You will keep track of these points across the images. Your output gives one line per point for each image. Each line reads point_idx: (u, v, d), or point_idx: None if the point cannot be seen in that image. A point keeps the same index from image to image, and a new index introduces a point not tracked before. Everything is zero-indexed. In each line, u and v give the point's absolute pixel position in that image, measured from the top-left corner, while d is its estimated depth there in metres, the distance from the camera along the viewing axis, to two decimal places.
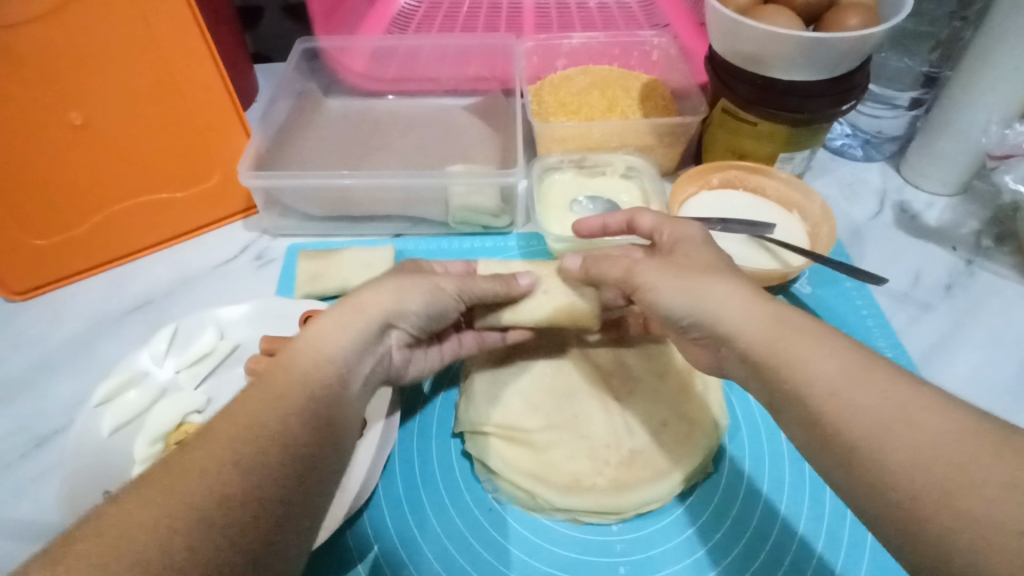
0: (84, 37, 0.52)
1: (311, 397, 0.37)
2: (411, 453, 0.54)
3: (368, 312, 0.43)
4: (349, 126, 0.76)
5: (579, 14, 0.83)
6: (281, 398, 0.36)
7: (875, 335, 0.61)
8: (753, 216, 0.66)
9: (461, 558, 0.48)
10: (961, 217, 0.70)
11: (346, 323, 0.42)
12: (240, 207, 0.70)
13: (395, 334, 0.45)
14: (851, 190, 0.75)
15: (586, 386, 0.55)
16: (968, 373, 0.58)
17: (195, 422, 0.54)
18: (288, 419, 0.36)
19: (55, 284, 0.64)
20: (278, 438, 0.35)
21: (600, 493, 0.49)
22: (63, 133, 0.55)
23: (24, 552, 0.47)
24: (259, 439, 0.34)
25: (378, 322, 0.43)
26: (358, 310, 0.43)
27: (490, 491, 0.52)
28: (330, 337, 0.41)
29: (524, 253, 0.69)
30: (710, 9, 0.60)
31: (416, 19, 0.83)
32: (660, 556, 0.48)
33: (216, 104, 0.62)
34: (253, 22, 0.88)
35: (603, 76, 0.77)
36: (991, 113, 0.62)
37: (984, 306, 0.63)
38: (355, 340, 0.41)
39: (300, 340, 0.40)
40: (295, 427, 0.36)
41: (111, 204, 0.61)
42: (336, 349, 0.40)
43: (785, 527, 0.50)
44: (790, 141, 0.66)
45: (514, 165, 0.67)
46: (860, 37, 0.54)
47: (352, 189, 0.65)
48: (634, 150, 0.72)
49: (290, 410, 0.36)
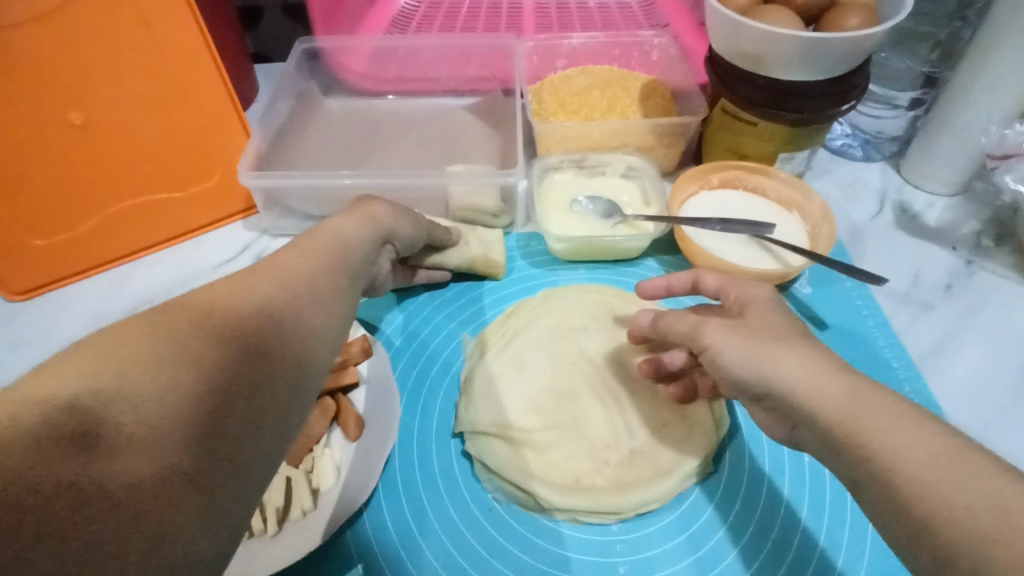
0: (83, 37, 0.52)
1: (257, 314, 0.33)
2: (411, 455, 0.54)
3: (377, 218, 0.48)
4: (348, 127, 0.77)
5: (579, 14, 0.83)
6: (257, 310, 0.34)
7: (875, 337, 0.61)
8: (753, 216, 0.66)
9: (461, 559, 0.48)
10: (960, 217, 0.70)
11: (364, 222, 0.46)
12: (240, 207, 0.70)
13: (387, 250, 0.50)
14: (851, 190, 0.75)
15: (587, 385, 0.55)
16: (969, 373, 0.58)
17: None
18: (232, 329, 0.32)
19: (56, 284, 0.64)
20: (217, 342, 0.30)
21: (600, 492, 0.49)
22: (63, 132, 0.55)
23: None
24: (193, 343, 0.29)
25: (383, 231, 0.48)
26: (372, 215, 0.48)
27: (490, 491, 0.52)
28: (347, 227, 0.45)
29: (524, 253, 0.69)
30: (710, 10, 0.60)
31: (416, 19, 0.83)
32: (660, 556, 0.48)
33: (216, 103, 0.62)
34: (252, 22, 0.88)
35: (603, 76, 0.77)
36: (991, 113, 0.62)
37: (984, 306, 0.63)
38: (367, 237, 0.45)
39: (328, 225, 0.44)
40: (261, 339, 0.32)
41: (112, 203, 0.61)
42: (357, 239, 0.44)
43: (785, 524, 0.50)
44: (790, 142, 0.66)
45: (514, 165, 0.67)
46: (859, 37, 0.54)
47: (353, 189, 0.65)
48: (634, 150, 0.72)
49: (229, 321, 0.32)
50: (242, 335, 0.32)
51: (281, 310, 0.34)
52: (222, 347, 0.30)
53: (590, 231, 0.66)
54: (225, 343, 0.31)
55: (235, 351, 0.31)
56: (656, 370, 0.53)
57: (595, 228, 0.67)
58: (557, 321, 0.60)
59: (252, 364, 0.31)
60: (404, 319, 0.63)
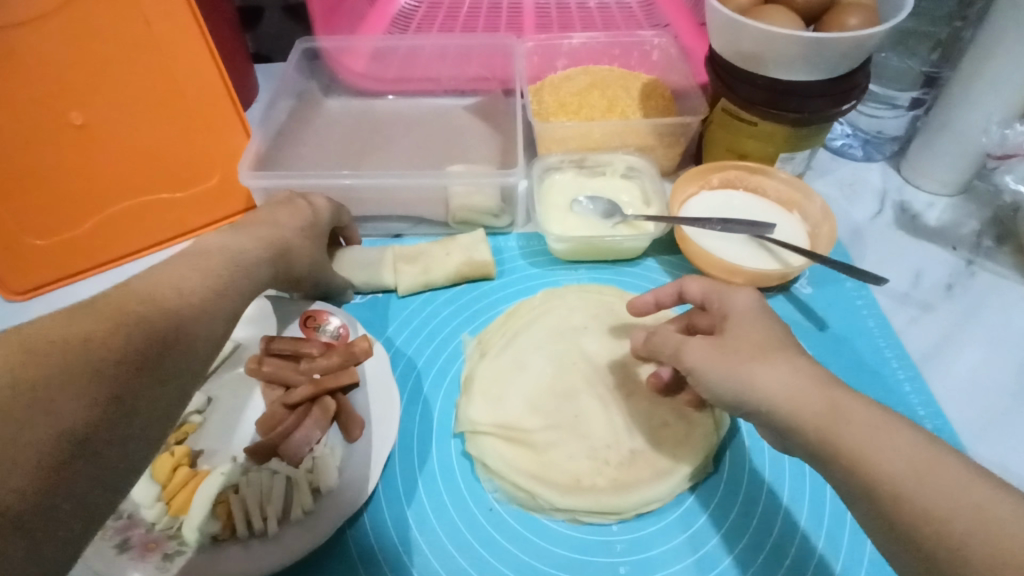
0: (84, 37, 0.52)
1: (146, 328, 0.34)
2: (412, 454, 0.54)
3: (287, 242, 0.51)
4: (349, 126, 0.77)
5: (579, 14, 0.83)
6: (145, 316, 0.35)
7: (876, 337, 0.61)
8: (753, 216, 0.66)
9: (461, 559, 0.48)
10: (961, 217, 0.70)
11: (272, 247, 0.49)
12: (240, 208, 0.69)
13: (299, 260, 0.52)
14: (851, 190, 0.75)
15: (587, 386, 0.55)
16: (969, 374, 0.58)
17: (196, 422, 0.53)
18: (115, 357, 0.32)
19: (55, 285, 0.63)
20: (80, 374, 0.30)
21: (600, 493, 0.49)
22: (63, 132, 0.55)
23: None
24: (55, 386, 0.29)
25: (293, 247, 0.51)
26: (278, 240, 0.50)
27: (490, 491, 0.51)
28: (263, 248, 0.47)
29: (525, 253, 0.69)
30: (710, 9, 0.60)
31: (416, 19, 0.83)
32: (660, 557, 0.48)
33: (216, 105, 0.62)
34: (252, 22, 0.88)
35: (603, 76, 0.77)
36: (992, 113, 0.62)
37: (984, 306, 0.63)
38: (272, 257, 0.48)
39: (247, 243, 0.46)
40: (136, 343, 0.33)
41: (112, 203, 0.61)
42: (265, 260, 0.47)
43: (784, 529, 0.50)
44: (790, 141, 0.66)
45: (514, 165, 0.67)
46: (860, 36, 0.54)
47: (352, 188, 0.65)
48: (634, 150, 0.72)
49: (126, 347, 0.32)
50: (104, 365, 0.31)
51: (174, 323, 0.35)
52: (77, 378, 0.30)
53: (590, 231, 0.66)
54: (87, 374, 0.30)
55: (94, 387, 0.30)
56: (663, 384, 0.53)
57: (594, 228, 0.66)
58: (558, 321, 0.60)
59: (141, 365, 0.33)
60: (403, 319, 0.63)
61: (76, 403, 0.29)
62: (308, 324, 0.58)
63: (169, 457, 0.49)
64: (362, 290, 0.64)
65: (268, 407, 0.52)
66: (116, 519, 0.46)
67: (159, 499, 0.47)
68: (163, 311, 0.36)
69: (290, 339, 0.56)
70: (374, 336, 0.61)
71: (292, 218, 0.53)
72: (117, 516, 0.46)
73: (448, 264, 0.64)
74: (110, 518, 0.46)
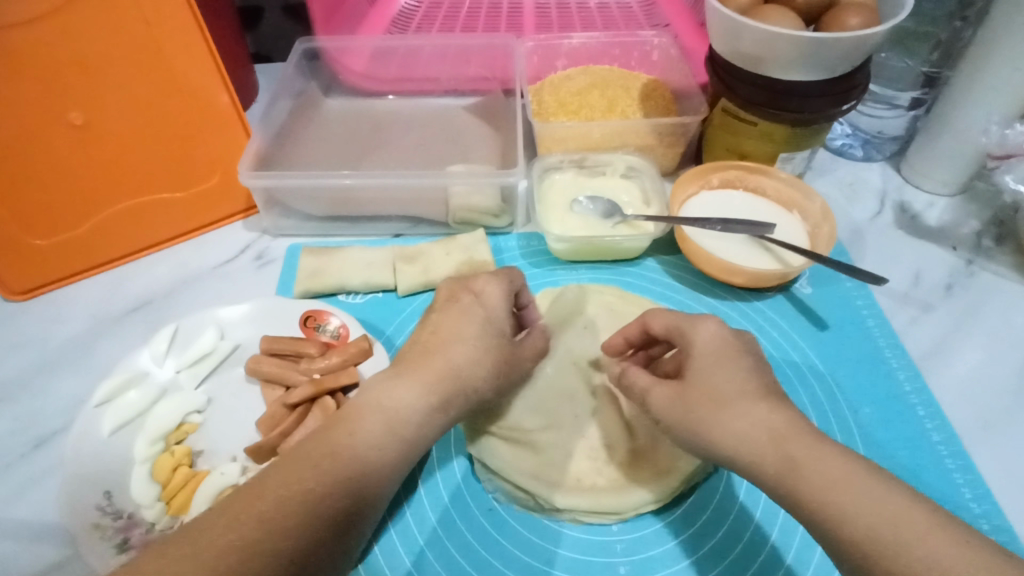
0: (84, 38, 0.52)
1: (379, 446, 0.40)
2: None
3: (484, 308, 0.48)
4: (349, 126, 0.77)
5: (579, 14, 0.83)
6: (371, 431, 0.40)
7: (875, 336, 0.61)
8: (752, 216, 0.66)
9: (462, 559, 0.48)
10: (961, 217, 0.70)
11: (466, 316, 0.47)
12: (240, 207, 0.70)
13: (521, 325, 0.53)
14: (851, 190, 0.75)
15: (585, 386, 0.55)
16: (969, 374, 0.58)
17: (195, 422, 0.54)
18: (332, 494, 0.37)
19: (56, 284, 0.64)
20: (329, 483, 0.37)
21: (600, 492, 0.49)
22: (63, 133, 0.55)
23: (26, 551, 0.47)
24: (316, 491, 0.36)
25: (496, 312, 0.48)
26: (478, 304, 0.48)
27: (490, 491, 0.51)
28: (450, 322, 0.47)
29: (525, 252, 0.69)
30: (710, 9, 0.60)
31: (416, 19, 0.83)
32: (660, 557, 0.48)
33: (216, 106, 0.62)
34: (252, 21, 0.87)
35: (604, 76, 0.77)
36: (991, 113, 0.62)
37: (983, 306, 0.63)
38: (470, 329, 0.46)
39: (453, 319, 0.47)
40: (376, 458, 0.39)
41: (111, 204, 0.61)
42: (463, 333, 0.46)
43: (783, 526, 0.49)
44: (790, 141, 0.66)
45: (514, 165, 0.67)
46: (860, 37, 0.54)
47: (353, 189, 0.65)
48: (634, 150, 0.72)
49: (332, 502, 0.36)
50: (340, 477, 0.37)
51: (391, 432, 0.40)
52: (329, 485, 0.37)
53: (590, 231, 0.66)
54: (333, 484, 0.37)
55: (329, 494, 0.36)
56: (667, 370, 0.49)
57: (594, 228, 0.66)
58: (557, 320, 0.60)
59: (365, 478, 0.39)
60: (403, 318, 0.62)
61: (323, 506, 0.36)
62: (308, 325, 0.58)
63: (169, 458, 0.50)
64: (360, 291, 0.64)
65: (269, 407, 0.52)
66: (115, 519, 0.46)
67: (159, 499, 0.48)
68: (372, 447, 0.39)
69: (292, 340, 0.56)
70: (375, 335, 0.60)
71: (459, 328, 0.46)
72: (117, 517, 0.46)
73: (448, 264, 0.64)
74: (109, 519, 0.46)
